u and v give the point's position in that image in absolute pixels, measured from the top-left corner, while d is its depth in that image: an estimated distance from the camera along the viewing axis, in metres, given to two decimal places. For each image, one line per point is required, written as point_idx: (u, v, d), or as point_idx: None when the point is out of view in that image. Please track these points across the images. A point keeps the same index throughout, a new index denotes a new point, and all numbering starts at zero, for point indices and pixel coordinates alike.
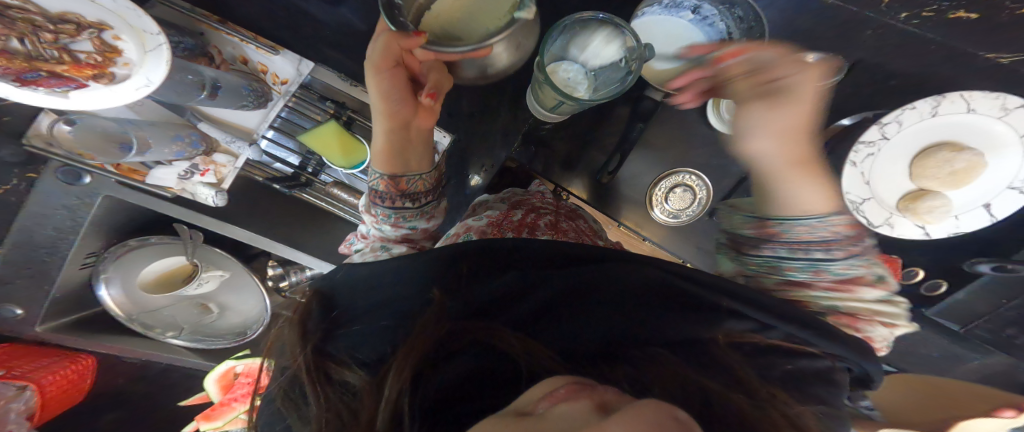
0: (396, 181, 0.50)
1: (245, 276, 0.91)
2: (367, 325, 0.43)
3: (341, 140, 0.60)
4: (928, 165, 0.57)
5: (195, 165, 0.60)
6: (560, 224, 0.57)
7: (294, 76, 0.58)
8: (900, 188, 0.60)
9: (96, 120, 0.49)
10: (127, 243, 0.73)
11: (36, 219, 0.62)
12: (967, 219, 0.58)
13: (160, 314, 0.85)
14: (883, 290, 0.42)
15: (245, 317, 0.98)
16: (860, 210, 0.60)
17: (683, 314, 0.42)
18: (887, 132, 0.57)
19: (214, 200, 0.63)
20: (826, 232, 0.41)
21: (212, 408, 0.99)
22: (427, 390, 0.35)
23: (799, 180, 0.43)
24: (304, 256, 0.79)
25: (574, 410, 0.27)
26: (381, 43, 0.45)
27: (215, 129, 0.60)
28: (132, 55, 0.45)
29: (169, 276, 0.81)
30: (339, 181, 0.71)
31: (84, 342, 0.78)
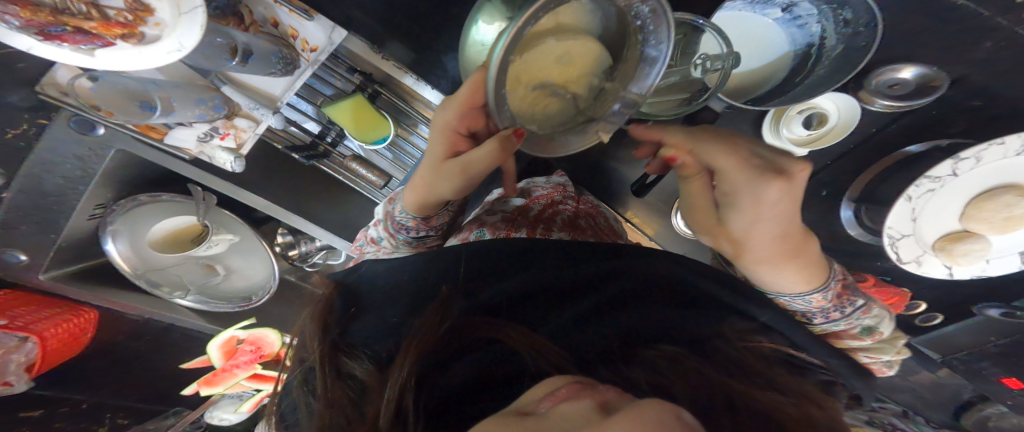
0: (427, 219, 0.51)
1: (255, 242, 0.90)
2: (380, 317, 0.43)
3: (359, 113, 0.58)
4: (985, 209, 0.56)
5: (216, 129, 0.58)
6: (578, 221, 0.57)
7: (325, 44, 0.54)
8: (944, 228, 0.61)
9: (120, 77, 0.49)
10: (139, 197, 0.72)
11: (45, 166, 0.61)
12: (997, 263, 0.60)
13: (170, 273, 0.86)
14: (870, 339, 0.47)
15: (251, 282, 0.98)
16: (895, 246, 0.62)
17: (684, 309, 0.44)
18: (959, 170, 0.54)
19: (232, 166, 0.60)
20: (802, 305, 0.46)
21: (214, 373, 1.07)
22: (430, 392, 0.35)
23: (766, 267, 0.45)
24: (316, 228, 0.78)
25: (574, 410, 0.28)
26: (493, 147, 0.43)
27: (238, 94, 0.56)
28: (165, 15, 0.42)
29: (178, 236, 0.80)
30: (356, 155, 0.69)
31: (90, 294, 0.79)
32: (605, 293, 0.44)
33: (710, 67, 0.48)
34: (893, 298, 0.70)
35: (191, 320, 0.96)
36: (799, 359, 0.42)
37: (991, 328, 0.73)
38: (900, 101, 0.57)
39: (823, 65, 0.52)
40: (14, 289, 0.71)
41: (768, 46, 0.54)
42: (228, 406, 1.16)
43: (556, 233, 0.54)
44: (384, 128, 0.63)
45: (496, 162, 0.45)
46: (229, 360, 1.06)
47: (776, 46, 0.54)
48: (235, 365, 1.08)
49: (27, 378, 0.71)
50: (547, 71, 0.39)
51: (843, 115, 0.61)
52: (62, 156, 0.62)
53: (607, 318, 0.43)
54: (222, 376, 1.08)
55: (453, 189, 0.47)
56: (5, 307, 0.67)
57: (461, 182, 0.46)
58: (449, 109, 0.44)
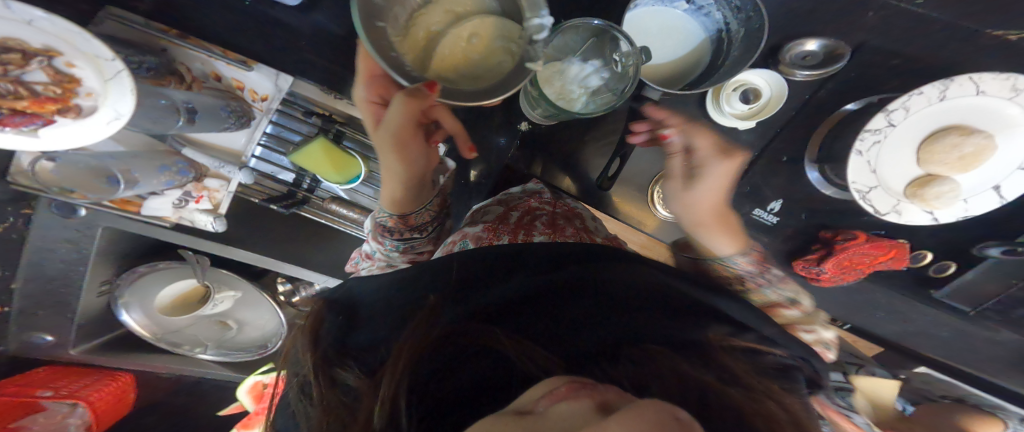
0: (405, 218, 0.51)
1: (257, 294, 0.90)
2: (370, 328, 0.41)
3: (330, 156, 0.57)
4: (936, 150, 0.52)
5: (188, 193, 0.59)
6: (557, 221, 0.55)
7: (273, 91, 0.56)
8: (907, 175, 0.56)
9: (77, 156, 0.49)
10: (136, 270, 0.72)
11: (42, 253, 0.63)
12: (975, 202, 0.55)
13: (183, 332, 0.87)
14: (799, 309, 0.52)
15: (262, 330, 0.97)
16: (867, 199, 0.55)
17: (670, 317, 0.41)
18: (894, 119, 0.52)
19: (213, 226, 0.62)
20: (739, 267, 0.52)
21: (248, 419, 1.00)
22: (427, 389, 0.32)
23: (712, 234, 0.53)
24: (310, 272, 0.78)
25: (576, 410, 0.25)
26: (399, 107, 0.41)
27: (202, 155, 0.58)
28: (93, 83, 0.40)
29: (183, 300, 0.82)
30: (336, 196, 0.68)
31: (117, 360, 0.80)
32: (596, 299, 0.42)
33: (626, 63, 0.46)
34: (890, 252, 0.62)
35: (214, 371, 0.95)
36: (777, 351, 0.41)
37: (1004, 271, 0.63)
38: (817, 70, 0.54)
39: (734, 49, 0.49)
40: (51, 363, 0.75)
41: (683, 39, 0.52)
42: None
43: (538, 236, 0.52)
44: (355, 166, 0.61)
45: (410, 116, 0.43)
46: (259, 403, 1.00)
47: (690, 36, 0.52)
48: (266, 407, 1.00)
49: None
50: (466, 58, 0.36)
51: (774, 88, 0.58)
52: (54, 241, 0.63)
53: (598, 320, 0.40)
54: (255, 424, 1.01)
55: (402, 169, 0.48)
56: (43, 381, 0.70)
57: (396, 149, 0.46)
58: (359, 87, 0.46)
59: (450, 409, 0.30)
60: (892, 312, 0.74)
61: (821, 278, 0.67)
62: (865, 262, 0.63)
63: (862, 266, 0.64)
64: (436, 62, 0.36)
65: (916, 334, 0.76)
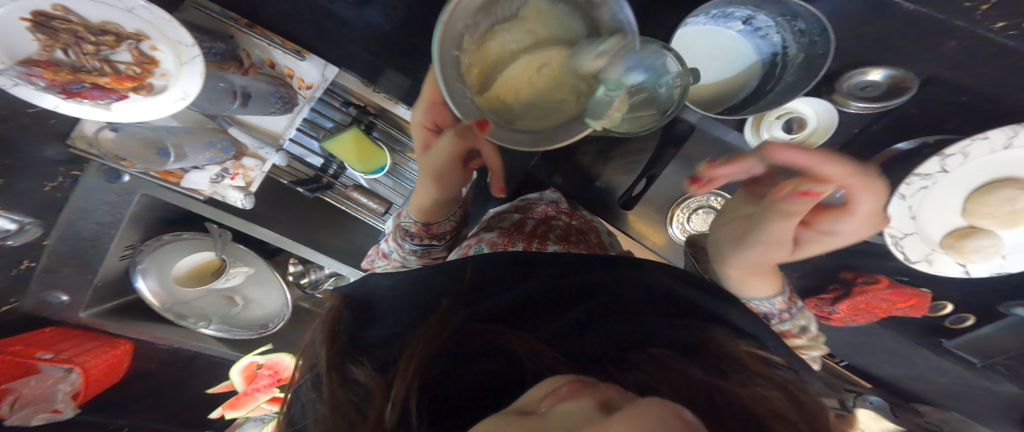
0: (428, 226, 0.54)
1: (269, 273, 0.94)
2: (385, 322, 0.44)
3: (359, 146, 0.61)
4: (987, 202, 0.51)
5: (226, 170, 0.62)
6: (571, 236, 0.57)
7: (319, 81, 0.59)
8: (948, 223, 0.55)
9: (136, 128, 0.52)
10: (158, 239, 0.77)
11: (81, 214, 0.66)
12: (1016, 259, 0.53)
13: (195, 305, 0.89)
14: (805, 338, 0.54)
15: (266, 310, 1.01)
16: (898, 245, 0.58)
17: (670, 319, 0.43)
18: (947, 165, 0.51)
19: (243, 203, 0.65)
20: (770, 306, 0.52)
21: (237, 397, 1.05)
22: (440, 391, 0.36)
23: (755, 279, 0.51)
24: (322, 257, 0.81)
25: (575, 408, 0.27)
26: (448, 142, 0.46)
27: (245, 134, 0.62)
28: (168, 66, 0.46)
29: (200, 271, 0.85)
30: (359, 185, 0.72)
31: (124, 328, 0.82)
32: (597, 305, 0.44)
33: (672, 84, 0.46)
34: (909, 300, 0.64)
35: (213, 347, 0.99)
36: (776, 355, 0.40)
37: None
38: (875, 103, 0.52)
39: (788, 73, 0.49)
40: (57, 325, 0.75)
41: (733, 61, 0.52)
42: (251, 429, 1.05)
43: (552, 246, 0.54)
44: (381, 157, 0.64)
45: (455, 151, 0.47)
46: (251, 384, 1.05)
47: (741, 58, 0.52)
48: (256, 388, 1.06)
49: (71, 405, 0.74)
50: (529, 83, 0.39)
51: (822, 117, 0.56)
52: (97, 203, 0.67)
53: (601, 324, 0.42)
54: (245, 401, 1.06)
55: (435, 188, 0.51)
56: (47, 343, 0.70)
57: (434, 177, 0.50)
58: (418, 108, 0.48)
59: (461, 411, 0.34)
60: (895, 355, 0.74)
61: (834, 317, 0.71)
62: (882, 307, 0.66)
63: (878, 310, 0.67)
64: (498, 84, 0.39)
65: (925, 382, 0.75)
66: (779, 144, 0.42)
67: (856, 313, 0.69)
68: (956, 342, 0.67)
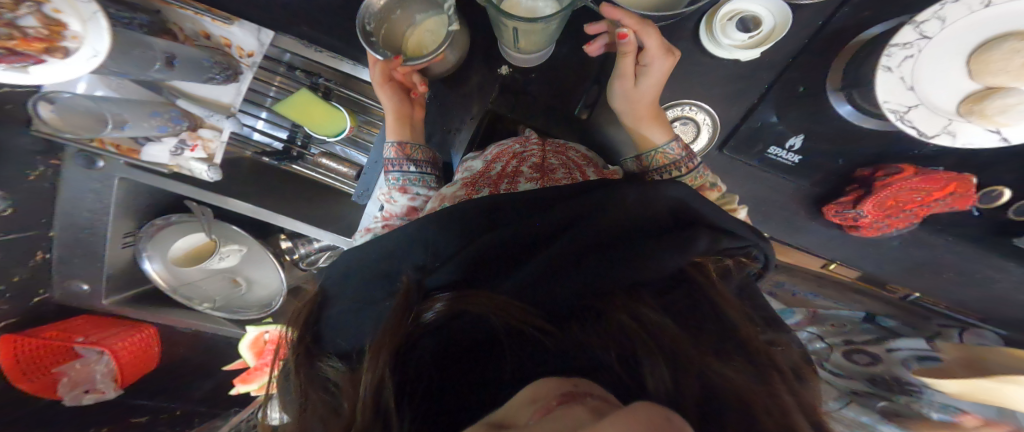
0: (402, 146, 0.58)
1: (261, 252, 0.92)
2: (351, 300, 0.43)
3: (317, 108, 0.63)
4: (993, 58, 0.42)
5: (183, 142, 0.65)
6: (548, 163, 0.53)
7: (256, 46, 0.61)
8: (957, 90, 0.45)
9: (74, 100, 0.53)
10: (153, 223, 0.80)
11: (72, 203, 0.70)
12: None
13: (198, 287, 0.91)
14: (716, 190, 0.55)
15: (269, 290, 0.98)
16: (906, 121, 0.47)
17: (657, 239, 0.40)
18: (926, 30, 0.44)
19: (208, 175, 0.67)
20: (674, 152, 0.53)
21: (247, 372, 1.01)
22: (416, 373, 0.35)
23: (646, 125, 0.55)
24: (303, 226, 0.78)
25: (569, 417, 0.25)
26: (377, 68, 0.59)
27: (194, 106, 0.64)
28: (77, 26, 0.44)
29: (198, 251, 0.85)
30: (326, 152, 0.75)
31: (147, 314, 0.85)
32: (574, 238, 0.41)
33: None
34: (949, 186, 0.56)
35: (227, 329, 0.97)
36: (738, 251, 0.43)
37: None
38: None
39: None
40: (89, 313, 0.81)
41: None
42: None
43: (524, 183, 0.51)
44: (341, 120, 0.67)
45: (384, 73, 0.59)
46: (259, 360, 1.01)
47: None
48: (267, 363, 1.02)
49: (113, 388, 0.81)
50: (422, 39, 0.57)
51: (777, 16, 0.55)
52: (82, 193, 0.70)
53: (577, 267, 0.39)
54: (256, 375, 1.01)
55: (387, 110, 0.61)
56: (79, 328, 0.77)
57: (383, 94, 0.60)
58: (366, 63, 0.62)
59: (449, 409, 0.32)
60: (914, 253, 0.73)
61: (860, 223, 0.66)
62: (915, 199, 0.58)
63: (912, 205, 0.60)
64: (404, 48, 0.58)
65: (957, 278, 0.73)
66: (611, 6, 0.47)
67: (886, 213, 0.63)
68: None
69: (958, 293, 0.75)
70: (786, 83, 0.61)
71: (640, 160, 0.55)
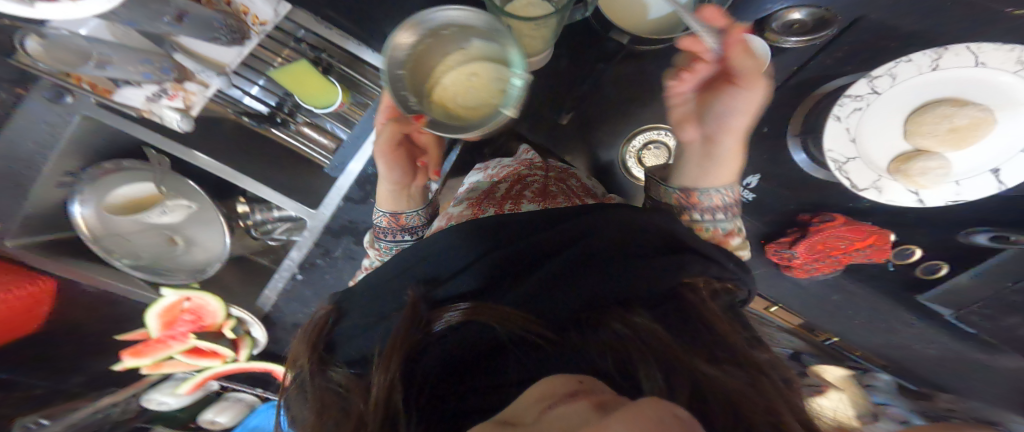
0: (396, 218, 0.67)
1: (212, 212, 0.88)
2: (367, 307, 0.54)
3: (309, 79, 0.65)
4: (925, 120, 0.59)
5: (164, 89, 0.61)
6: (549, 187, 0.64)
7: (272, 17, 0.62)
8: (892, 149, 0.63)
9: (65, 36, 0.52)
10: (103, 166, 0.74)
11: (21, 131, 0.63)
12: (970, 185, 0.60)
13: (128, 244, 0.82)
14: (741, 239, 0.58)
15: (210, 255, 0.92)
16: (845, 170, 0.64)
17: (644, 262, 0.48)
18: (878, 87, 0.60)
19: (179, 124, 0.63)
20: (718, 196, 0.55)
21: (144, 344, 0.95)
22: (422, 371, 0.40)
23: (710, 162, 0.55)
24: (266, 191, 0.79)
25: (575, 410, 0.29)
26: (387, 131, 0.61)
27: (188, 59, 0.60)
28: None
29: (139, 203, 0.79)
30: (311, 122, 0.81)
31: (57, 266, 0.74)
32: (568, 260, 0.49)
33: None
34: (869, 238, 0.72)
35: (141, 293, 0.88)
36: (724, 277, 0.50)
37: (1002, 274, 0.71)
38: (806, 37, 0.65)
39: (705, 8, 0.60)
40: None
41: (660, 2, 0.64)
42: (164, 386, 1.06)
43: (525, 204, 0.63)
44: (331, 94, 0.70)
45: (392, 136, 0.62)
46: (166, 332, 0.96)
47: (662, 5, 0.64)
48: (172, 336, 0.97)
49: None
50: (464, 91, 0.55)
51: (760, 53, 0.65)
52: (34, 123, 0.64)
53: (575, 284, 0.46)
54: (153, 348, 0.97)
55: (385, 176, 0.64)
56: None
57: (384, 160, 0.62)
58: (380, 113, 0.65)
59: (447, 396, 0.37)
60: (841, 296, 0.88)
61: (793, 263, 0.80)
62: (840, 245, 0.74)
63: (838, 251, 0.75)
64: (437, 91, 0.55)
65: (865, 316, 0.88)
66: (714, 8, 0.48)
67: (816, 257, 0.78)
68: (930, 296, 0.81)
69: (872, 335, 0.90)
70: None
71: (689, 194, 0.56)
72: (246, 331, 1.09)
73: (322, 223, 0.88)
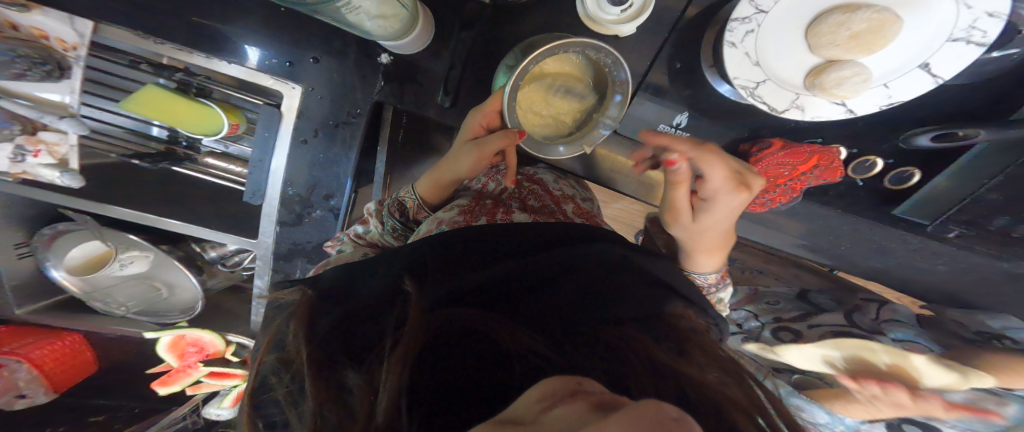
0: (421, 209, 0.67)
1: (167, 258, 0.91)
2: (357, 306, 0.52)
3: (170, 103, 0.60)
4: (823, 33, 0.47)
5: (21, 147, 0.61)
6: (528, 202, 0.63)
7: (77, 37, 0.56)
8: (803, 64, 0.51)
9: None
10: (42, 234, 0.79)
11: None
12: (899, 86, 0.50)
13: (109, 292, 0.93)
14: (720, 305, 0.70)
15: (191, 293, 0.98)
16: (756, 96, 0.54)
17: (648, 282, 0.48)
18: (761, 4, 0.48)
19: (63, 180, 0.66)
20: (706, 279, 0.66)
21: (169, 374, 1.06)
22: (425, 365, 0.37)
23: (704, 257, 0.63)
24: (207, 233, 0.78)
25: (571, 413, 0.26)
26: (497, 139, 0.57)
27: (26, 107, 0.59)
28: None
29: (96, 259, 0.87)
30: (212, 150, 0.71)
31: (65, 321, 0.88)
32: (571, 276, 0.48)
33: None
34: (812, 159, 0.62)
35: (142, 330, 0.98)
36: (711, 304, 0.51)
37: (972, 171, 0.60)
38: None
39: None
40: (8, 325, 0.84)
41: None
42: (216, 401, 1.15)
43: (515, 215, 0.61)
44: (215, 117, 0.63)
45: (500, 146, 0.58)
46: (183, 361, 1.07)
47: None
48: (190, 365, 1.07)
49: (43, 392, 0.86)
50: (541, 98, 0.56)
51: None
52: None
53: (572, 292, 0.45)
54: (179, 376, 1.07)
55: (461, 170, 0.63)
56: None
57: (470, 163, 0.62)
58: (479, 112, 0.60)
59: (454, 400, 0.33)
60: (841, 238, 0.74)
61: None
62: (783, 173, 0.63)
63: (783, 179, 0.64)
64: (524, 91, 0.55)
65: (865, 255, 0.76)
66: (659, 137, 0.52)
67: (764, 189, 0.67)
68: (907, 208, 0.69)
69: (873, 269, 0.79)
70: (664, 58, 0.62)
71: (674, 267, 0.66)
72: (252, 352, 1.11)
73: (268, 251, 0.80)
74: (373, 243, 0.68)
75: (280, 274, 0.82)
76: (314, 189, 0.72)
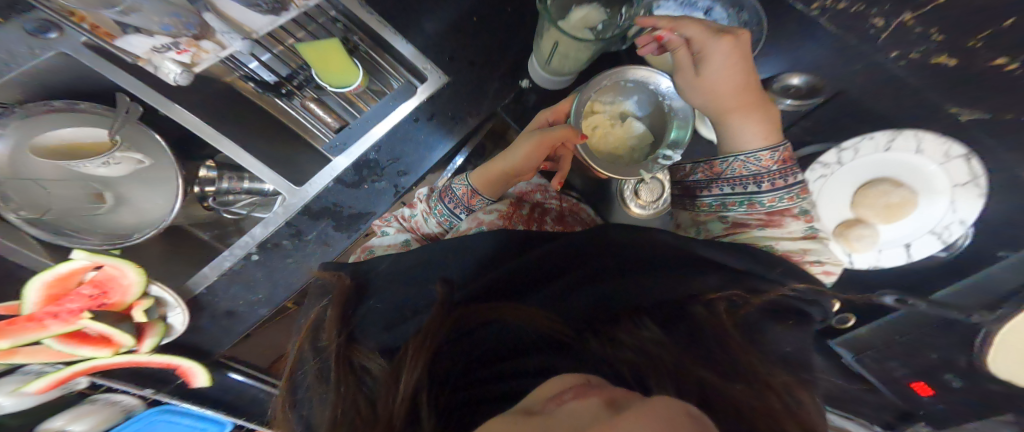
0: (472, 193, 0.69)
1: (168, 173, 0.83)
2: (388, 292, 0.56)
3: (330, 55, 0.64)
4: (871, 196, 0.75)
5: (176, 44, 0.54)
6: (564, 218, 0.76)
7: None
8: (843, 215, 0.79)
9: None
10: (59, 102, 0.66)
11: None
12: (888, 254, 0.76)
13: (38, 188, 0.71)
14: (805, 221, 0.59)
15: (141, 219, 0.82)
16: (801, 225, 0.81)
17: (659, 278, 0.54)
18: (842, 158, 0.75)
19: (177, 79, 0.56)
20: (755, 167, 0.58)
21: (7, 322, 0.74)
22: (446, 363, 0.48)
23: (733, 120, 0.59)
24: (249, 159, 0.72)
25: (586, 409, 0.37)
26: (558, 129, 0.64)
27: (217, 20, 0.55)
28: None
29: (76, 148, 0.72)
30: (318, 99, 0.79)
31: None
32: (584, 276, 0.55)
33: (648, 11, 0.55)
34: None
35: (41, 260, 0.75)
36: (738, 270, 0.54)
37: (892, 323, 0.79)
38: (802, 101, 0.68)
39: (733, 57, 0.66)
40: None
41: None
42: (12, 384, 0.85)
43: (546, 228, 0.73)
44: (348, 77, 0.68)
45: (560, 135, 0.63)
46: (47, 307, 0.75)
47: None
48: (50, 315, 0.76)
49: None
50: (606, 126, 0.64)
51: None
52: None
53: (584, 297, 0.54)
54: (18, 330, 0.76)
55: (518, 157, 0.67)
56: None
57: (524, 151, 0.66)
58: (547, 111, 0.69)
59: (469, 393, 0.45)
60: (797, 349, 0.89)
61: None
62: None
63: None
64: (589, 113, 0.65)
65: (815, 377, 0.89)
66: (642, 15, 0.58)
67: None
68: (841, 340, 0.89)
69: None
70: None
71: (713, 165, 0.62)
72: (160, 317, 0.83)
73: (300, 202, 0.77)
74: (416, 228, 0.72)
75: (291, 230, 0.79)
76: (394, 162, 0.76)
